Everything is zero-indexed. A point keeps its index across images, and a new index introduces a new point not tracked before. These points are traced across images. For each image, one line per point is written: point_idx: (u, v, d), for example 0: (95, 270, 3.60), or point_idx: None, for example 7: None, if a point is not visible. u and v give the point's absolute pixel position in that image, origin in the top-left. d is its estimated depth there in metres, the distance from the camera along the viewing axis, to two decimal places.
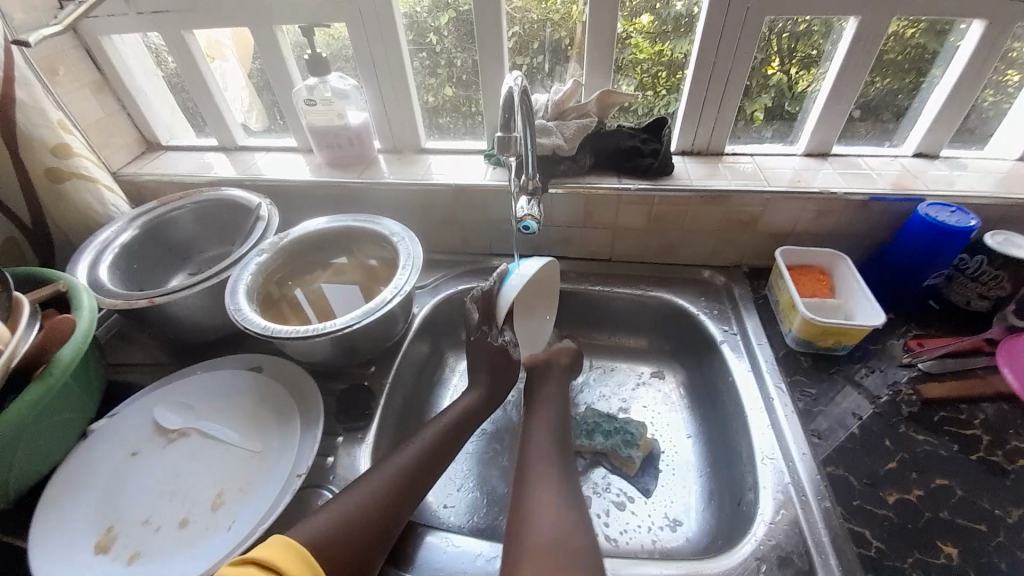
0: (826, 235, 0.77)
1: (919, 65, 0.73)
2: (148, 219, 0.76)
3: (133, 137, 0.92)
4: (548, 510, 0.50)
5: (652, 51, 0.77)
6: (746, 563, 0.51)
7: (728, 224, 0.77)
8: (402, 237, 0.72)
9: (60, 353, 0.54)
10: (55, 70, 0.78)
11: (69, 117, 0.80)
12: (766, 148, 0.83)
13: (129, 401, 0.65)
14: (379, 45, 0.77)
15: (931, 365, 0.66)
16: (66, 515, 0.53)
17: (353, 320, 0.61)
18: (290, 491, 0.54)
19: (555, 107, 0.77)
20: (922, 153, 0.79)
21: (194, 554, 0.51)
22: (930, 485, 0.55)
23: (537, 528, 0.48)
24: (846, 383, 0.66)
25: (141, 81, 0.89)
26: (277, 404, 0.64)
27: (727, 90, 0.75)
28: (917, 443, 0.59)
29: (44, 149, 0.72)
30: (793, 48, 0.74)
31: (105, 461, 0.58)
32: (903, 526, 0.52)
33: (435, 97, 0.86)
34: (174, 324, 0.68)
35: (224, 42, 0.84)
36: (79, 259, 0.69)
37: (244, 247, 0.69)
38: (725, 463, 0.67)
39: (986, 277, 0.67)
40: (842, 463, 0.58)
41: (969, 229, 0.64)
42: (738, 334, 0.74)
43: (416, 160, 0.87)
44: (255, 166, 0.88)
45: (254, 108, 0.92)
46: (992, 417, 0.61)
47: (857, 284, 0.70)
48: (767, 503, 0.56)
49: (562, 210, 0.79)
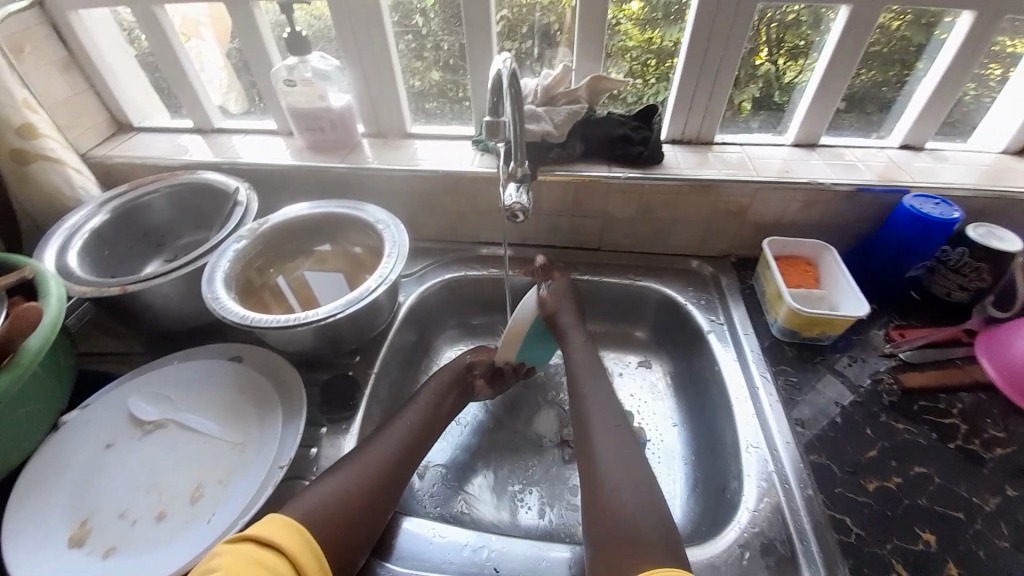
0: (813, 226, 0.77)
1: (906, 58, 0.73)
2: (120, 204, 0.73)
3: (103, 117, 0.88)
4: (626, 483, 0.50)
5: (642, 38, 0.76)
6: (729, 551, 0.52)
7: (716, 214, 0.77)
8: (387, 224, 0.71)
9: (26, 344, 0.52)
10: (20, 47, 0.74)
11: (34, 95, 0.75)
12: (754, 138, 0.82)
13: (102, 392, 0.62)
14: (362, 26, 0.74)
15: (911, 354, 0.67)
16: (35, 509, 0.51)
17: (337, 310, 0.59)
18: (273, 483, 0.53)
19: (544, 93, 0.75)
20: (908, 145, 0.79)
21: (172, 548, 0.50)
22: (909, 473, 0.57)
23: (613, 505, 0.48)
24: (828, 372, 0.67)
25: (112, 58, 0.84)
26: (258, 395, 0.62)
27: (717, 81, 0.75)
28: (897, 432, 0.60)
29: (8, 130, 0.68)
30: (781, 39, 0.73)
31: (78, 454, 0.56)
32: (883, 512, 0.53)
33: (421, 82, 0.84)
34: (149, 313, 0.66)
35: (199, 19, 0.80)
36: (46, 244, 0.66)
37: (221, 233, 0.66)
38: (710, 451, 0.68)
39: (967, 269, 0.68)
40: (825, 451, 0.59)
41: (952, 221, 0.64)
42: (724, 324, 0.74)
43: (401, 146, 0.84)
44: (234, 149, 0.85)
45: (232, 89, 0.88)
46: (969, 406, 0.63)
47: (842, 275, 0.70)
48: (751, 491, 0.56)
49: (551, 198, 0.78)
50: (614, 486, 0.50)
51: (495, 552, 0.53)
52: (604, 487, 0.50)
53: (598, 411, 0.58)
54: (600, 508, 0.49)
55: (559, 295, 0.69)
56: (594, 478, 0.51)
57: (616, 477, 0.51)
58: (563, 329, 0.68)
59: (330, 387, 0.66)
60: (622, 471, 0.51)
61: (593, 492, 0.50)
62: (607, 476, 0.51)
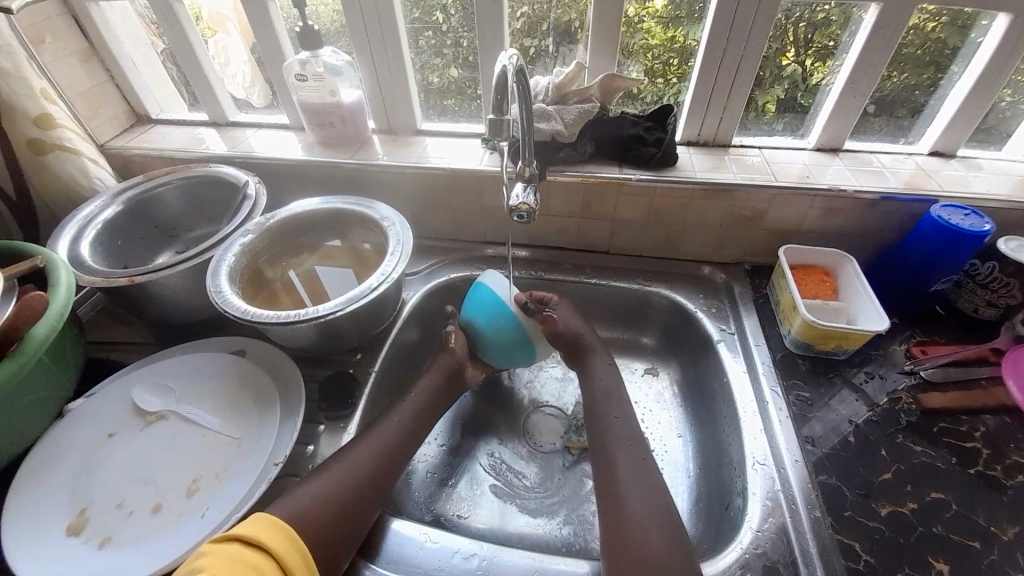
0: (832, 235, 0.74)
1: (940, 61, 0.70)
2: (133, 196, 0.74)
3: (122, 108, 0.89)
4: (640, 516, 0.49)
5: (665, 37, 0.74)
6: (730, 571, 0.50)
7: (731, 220, 0.75)
8: (393, 222, 0.70)
9: (33, 330, 0.52)
10: (41, 38, 0.75)
11: (54, 86, 0.77)
12: (775, 141, 0.79)
13: (107, 382, 0.63)
14: (376, 22, 0.74)
15: (933, 373, 0.64)
16: (36, 495, 0.52)
17: (337, 307, 0.58)
18: (267, 480, 0.53)
19: (555, 91, 0.74)
20: (936, 152, 0.76)
21: (166, 541, 0.51)
22: (925, 498, 0.54)
23: (631, 536, 0.48)
24: (845, 387, 0.64)
25: (130, 51, 0.85)
26: (258, 390, 0.63)
27: (736, 81, 0.72)
28: (914, 455, 0.57)
29: (26, 119, 0.70)
30: (811, 39, 0.70)
31: (80, 443, 0.57)
32: (894, 539, 0.51)
33: (440, 78, 0.83)
34: (155, 306, 0.67)
35: (225, 15, 0.80)
36: (60, 233, 0.67)
37: (228, 227, 0.67)
38: (715, 465, 0.65)
39: (995, 284, 0.64)
40: (835, 471, 0.56)
41: (983, 234, 0.61)
42: (735, 334, 0.72)
43: (411, 142, 0.84)
44: (246, 142, 0.86)
45: (255, 84, 0.88)
46: (993, 429, 0.59)
47: (861, 288, 0.67)
48: (755, 510, 0.54)
49: (560, 199, 0.76)
50: (632, 512, 0.50)
51: (486, 559, 0.52)
52: (621, 515, 0.50)
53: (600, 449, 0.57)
54: (618, 540, 0.48)
55: (566, 318, 0.71)
56: (616, 519, 0.50)
57: (636, 503, 0.50)
58: (587, 352, 0.69)
59: (330, 384, 0.66)
60: (640, 498, 0.51)
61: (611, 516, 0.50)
62: (626, 499, 0.51)
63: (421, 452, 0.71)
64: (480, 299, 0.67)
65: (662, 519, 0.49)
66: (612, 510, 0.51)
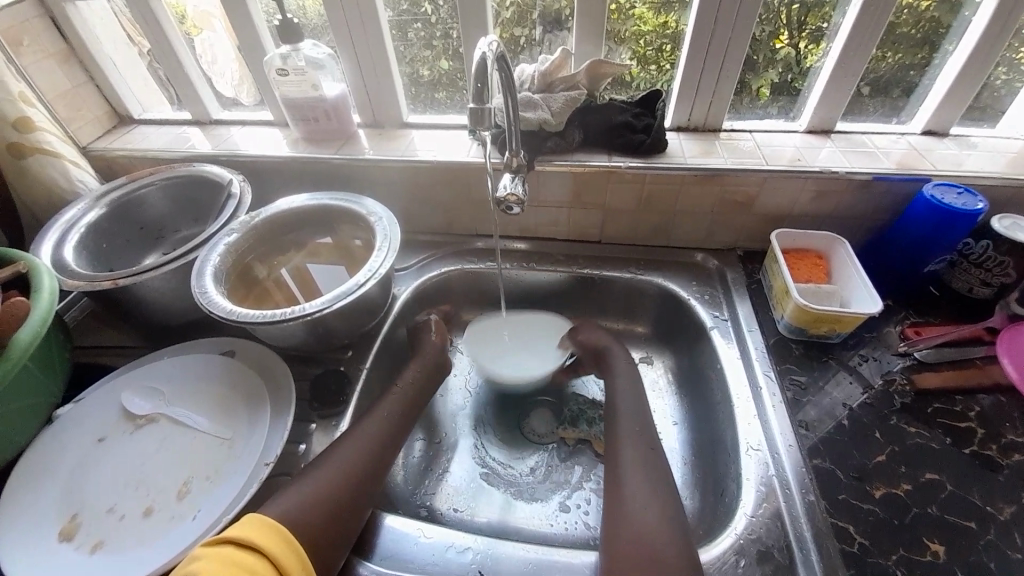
0: (825, 218, 0.74)
1: (933, 40, 0.69)
2: (116, 197, 0.73)
3: (103, 110, 0.88)
4: (647, 513, 0.49)
5: (657, 22, 0.72)
6: (725, 558, 0.50)
7: (723, 205, 0.74)
8: (380, 217, 0.69)
9: (17, 335, 0.52)
10: (18, 40, 0.74)
11: (32, 88, 0.75)
12: (766, 124, 0.79)
13: (95, 387, 0.63)
14: (360, 15, 0.72)
15: (927, 354, 0.64)
16: (26, 502, 0.52)
17: (324, 303, 0.58)
18: (258, 480, 0.53)
19: (542, 79, 0.72)
20: (930, 131, 0.75)
21: (158, 544, 0.50)
22: (919, 480, 0.53)
23: (637, 530, 0.48)
24: (839, 369, 0.64)
25: (110, 50, 0.84)
26: (248, 390, 0.62)
27: (726, 65, 0.71)
28: (908, 436, 0.57)
29: (5, 123, 0.68)
30: (803, 20, 0.69)
31: (69, 448, 0.57)
32: (889, 521, 0.50)
33: (430, 71, 0.82)
34: (142, 310, 0.66)
35: (210, 12, 0.79)
36: (43, 237, 0.66)
37: (213, 226, 0.66)
38: (710, 452, 0.65)
39: (990, 263, 0.63)
40: (829, 455, 0.56)
41: (977, 212, 0.60)
42: (728, 320, 0.71)
43: (398, 136, 0.83)
44: (232, 140, 0.85)
45: (243, 82, 0.87)
46: (988, 409, 0.59)
47: (854, 271, 0.67)
48: (750, 496, 0.54)
49: (551, 188, 0.75)
50: (643, 507, 0.50)
51: (483, 553, 0.52)
52: (628, 512, 0.50)
53: (629, 445, 0.57)
54: (625, 535, 0.48)
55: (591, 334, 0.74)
56: (622, 516, 0.50)
57: (643, 499, 0.51)
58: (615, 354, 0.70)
59: (321, 383, 0.65)
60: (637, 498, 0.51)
61: (619, 514, 0.50)
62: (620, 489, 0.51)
63: (415, 449, 0.71)
64: (483, 331, 0.79)
65: (654, 512, 0.49)
66: (622, 506, 0.51)
